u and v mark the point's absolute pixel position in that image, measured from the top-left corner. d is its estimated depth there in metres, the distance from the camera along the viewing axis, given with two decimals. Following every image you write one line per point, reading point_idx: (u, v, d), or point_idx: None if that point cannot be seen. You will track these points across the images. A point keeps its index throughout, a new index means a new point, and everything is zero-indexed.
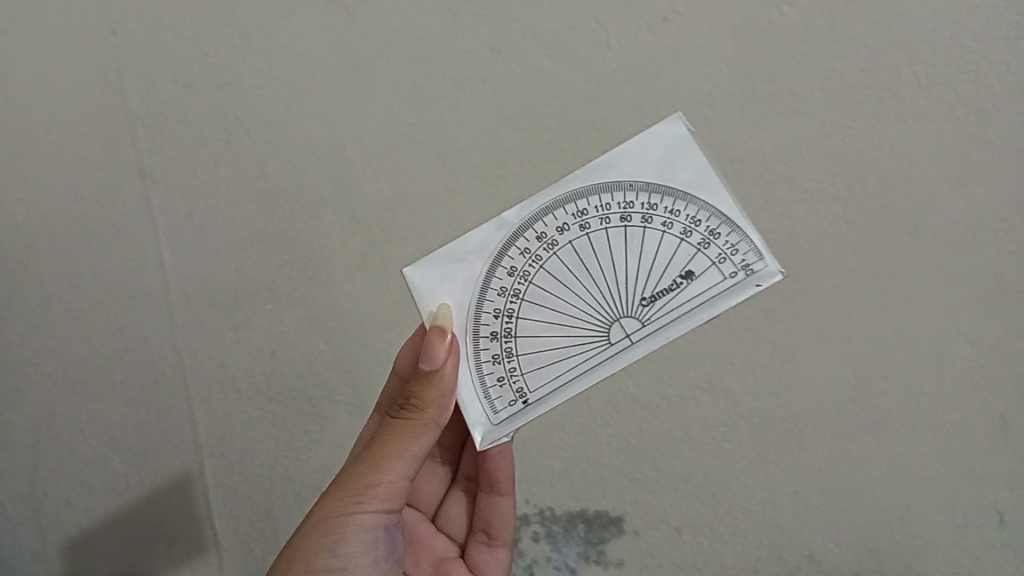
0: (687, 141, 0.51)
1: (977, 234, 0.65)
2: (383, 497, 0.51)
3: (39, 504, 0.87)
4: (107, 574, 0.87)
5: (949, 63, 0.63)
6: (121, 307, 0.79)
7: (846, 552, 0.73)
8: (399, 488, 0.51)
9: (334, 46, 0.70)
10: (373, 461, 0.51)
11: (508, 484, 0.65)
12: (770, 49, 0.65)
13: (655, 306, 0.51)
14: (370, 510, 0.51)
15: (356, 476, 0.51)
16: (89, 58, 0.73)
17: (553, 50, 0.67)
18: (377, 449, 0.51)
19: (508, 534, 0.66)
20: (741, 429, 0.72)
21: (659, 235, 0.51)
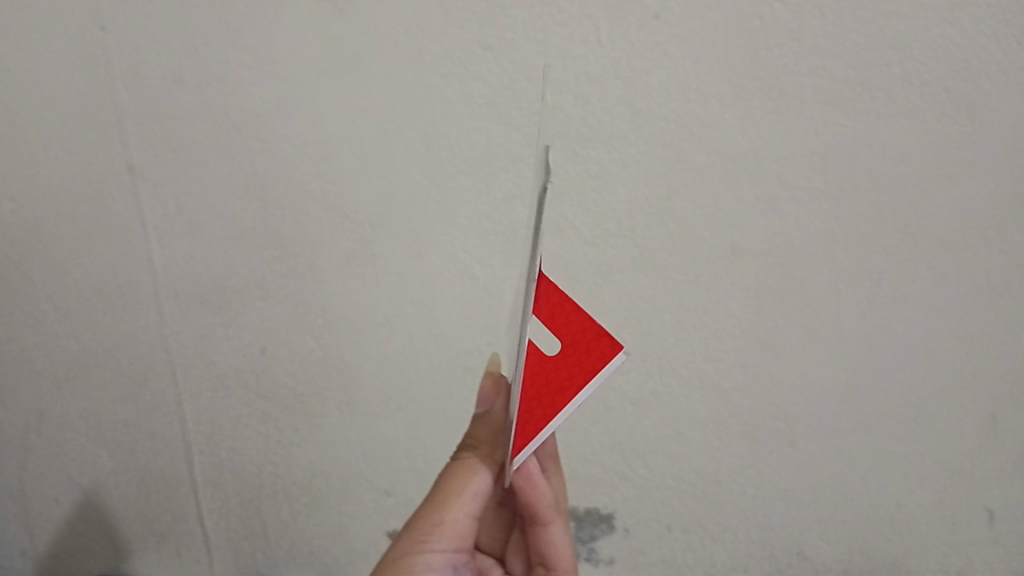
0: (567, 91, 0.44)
1: (966, 233, 0.65)
2: (450, 536, 0.53)
3: (45, 491, 0.89)
4: (121, 556, 0.92)
5: (941, 61, 0.60)
6: (111, 306, 0.79)
7: (834, 549, 0.77)
8: (465, 528, 0.54)
9: (320, 42, 0.66)
10: (438, 504, 0.54)
11: (552, 513, 0.58)
12: (762, 47, 0.61)
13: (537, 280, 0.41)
14: (440, 548, 0.53)
15: (423, 523, 0.54)
16: (60, 52, 0.70)
17: (546, 47, 0.64)
18: (439, 494, 0.55)
19: (568, 560, 0.61)
20: (731, 427, 0.74)
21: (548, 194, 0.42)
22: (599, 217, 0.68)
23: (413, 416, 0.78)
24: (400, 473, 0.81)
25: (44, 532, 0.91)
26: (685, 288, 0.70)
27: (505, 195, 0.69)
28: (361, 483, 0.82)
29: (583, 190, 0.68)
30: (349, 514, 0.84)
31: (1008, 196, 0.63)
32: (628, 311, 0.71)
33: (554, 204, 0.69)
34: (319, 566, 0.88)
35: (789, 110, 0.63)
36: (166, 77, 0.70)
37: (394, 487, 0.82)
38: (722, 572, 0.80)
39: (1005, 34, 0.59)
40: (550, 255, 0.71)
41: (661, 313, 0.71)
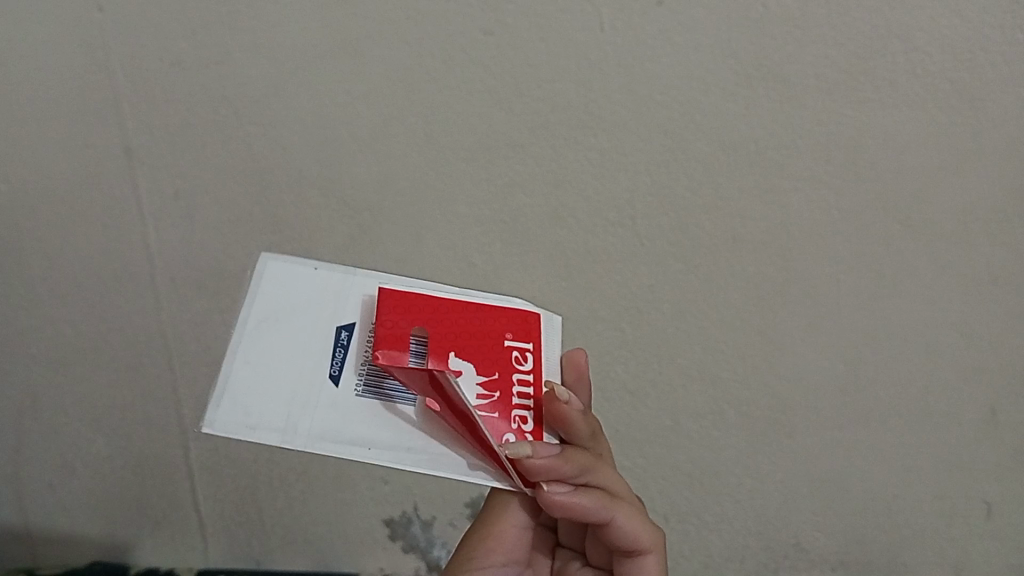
0: (266, 286, 0.48)
1: (969, 226, 0.65)
2: (502, 549, 0.52)
3: (32, 483, 0.87)
4: (110, 548, 0.90)
5: (944, 52, 0.59)
6: (106, 292, 0.78)
7: (831, 540, 0.77)
8: (518, 538, 0.52)
9: (318, 27, 0.66)
10: (490, 519, 0.53)
11: (602, 512, 0.46)
12: (764, 35, 0.61)
13: (349, 428, 0.43)
14: (492, 562, 0.51)
15: (476, 536, 0.52)
16: (55, 32, 0.69)
17: (545, 33, 0.63)
18: (493, 510, 0.53)
19: (649, 539, 0.49)
20: (729, 418, 0.74)
21: (319, 352, 0.45)
22: (601, 206, 0.68)
23: None
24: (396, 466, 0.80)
25: (29, 523, 0.89)
26: (685, 278, 0.69)
27: (505, 182, 0.69)
28: (357, 472, 0.82)
29: (583, 177, 0.67)
30: (344, 502, 0.84)
31: (1010, 190, 0.63)
32: (628, 300, 0.71)
33: (555, 192, 0.68)
34: (315, 554, 0.87)
35: (794, 100, 0.62)
36: (162, 60, 0.69)
37: (390, 476, 0.81)
38: (718, 561, 0.80)
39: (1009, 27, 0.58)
40: (551, 243, 0.70)
41: (661, 302, 0.71)
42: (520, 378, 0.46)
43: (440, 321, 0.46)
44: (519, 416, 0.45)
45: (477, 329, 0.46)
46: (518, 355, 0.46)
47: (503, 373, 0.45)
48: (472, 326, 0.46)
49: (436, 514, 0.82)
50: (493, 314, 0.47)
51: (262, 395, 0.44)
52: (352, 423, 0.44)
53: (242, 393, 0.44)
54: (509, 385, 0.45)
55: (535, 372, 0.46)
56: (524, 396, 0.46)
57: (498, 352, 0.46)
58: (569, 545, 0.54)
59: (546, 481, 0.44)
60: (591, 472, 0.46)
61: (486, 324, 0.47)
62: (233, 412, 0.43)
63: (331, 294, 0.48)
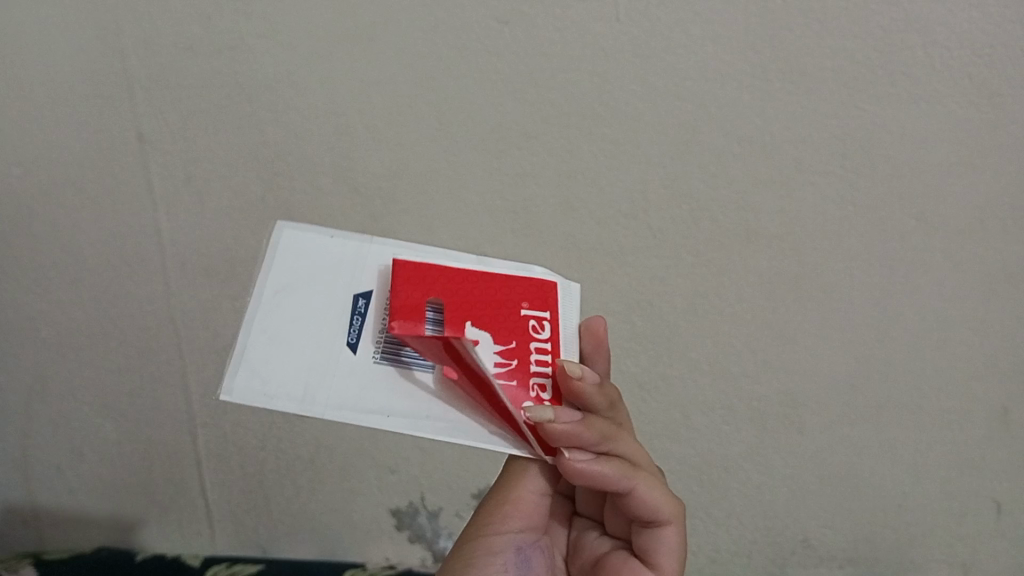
0: (281, 253, 0.47)
1: (981, 223, 0.65)
2: (522, 515, 0.48)
3: (31, 468, 0.86)
4: (101, 539, 0.87)
5: (961, 46, 0.62)
6: (116, 275, 0.77)
7: (841, 539, 0.73)
8: (537, 504, 0.48)
9: (351, 13, 0.68)
10: (507, 481, 0.49)
11: (621, 481, 0.45)
12: (780, 28, 0.63)
13: (365, 397, 0.43)
14: (509, 528, 0.48)
15: (492, 501, 0.49)
16: (87, 15, 0.71)
17: (563, 24, 0.66)
18: (508, 472, 0.49)
19: (669, 510, 0.47)
20: (740, 414, 0.71)
21: (335, 322, 0.44)
22: (613, 197, 0.68)
23: None
24: (406, 452, 0.81)
25: (22, 510, 0.87)
26: (696, 272, 0.69)
27: (517, 173, 0.69)
28: (365, 460, 0.82)
29: (597, 169, 0.68)
30: (351, 491, 0.83)
31: (1015, 183, 0.64)
32: (639, 292, 0.70)
33: (566, 182, 0.68)
34: (318, 546, 0.85)
35: (807, 93, 0.64)
36: (179, 45, 0.70)
37: (399, 464, 0.81)
38: (725, 558, 0.75)
39: (1002, 20, 0.61)
40: (561, 235, 0.69)
41: (673, 296, 0.69)
42: (538, 347, 0.44)
43: (457, 289, 0.45)
44: (538, 383, 0.44)
45: (493, 296, 0.45)
46: (535, 325, 0.45)
47: (520, 341, 0.44)
48: (490, 295, 0.45)
49: (442, 505, 0.82)
50: (509, 282, 0.46)
51: (278, 364, 0.43)
52: (371, 389, 0.43)
53: (260, 363, 0.43)
54: (525, 354, 0.44)
55: (552, 340, 0.45)
56: (543, 364, 0.44)
57: (515, 320, 0.45)
58: (585, 513, 0.52)
59: (566, 449, 0.43)
60: (612, 440, 0.45)
61: (501, 291, 0.45)
62: (251, 381, 0.43)
63: (344, 265, 0.46)
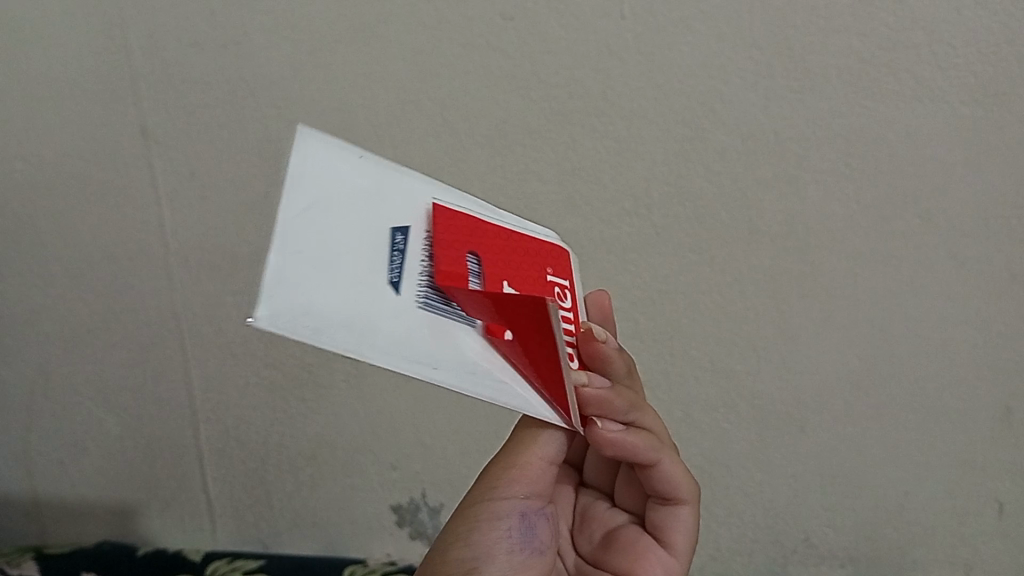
0: (299, 165, 0.36)
1: (988, 222, 0.64)
2: (529, 481, 0.47)
3: (40, 459, 0.87)
4: (111, 527, 0.90)
5: (970, 45, 0.59)
6: (120, 271, 0.77)
7: (841, 536, 0.77)
8: (544, 472, 0.47)
9: (341, 7, 0.65)
10: (516, 446, 0.47)
11: (650, 453, 0.48)
12: (787, 25, 0.60)
13: (416, 342, 0.35)
14: (513, 494, 0.47)
15: (500, 464, 0.48)
16: (77, 7, 0.69)
17: (565, 19, 0.63)
18: (519, 434, 0.48)
19: (686, 490, 0.51)
20: (741, 411, 0.73)
21: (375, 256, 0.36)
22: (616, 194, 0.67)
23: (422, 391, 0.77)
24: (407, 450, 0.80)
25: (33, 498, 0.89)
26: (699, 270, 0.69)
27: (520, 169, 0.68)
28: (366, 456, 0.81)
29: (600, 166, 0.67)
30: (353, 487, 0.83)
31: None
32: (641, 290, 0.70)
33: (569, 179, 0.68)
34: (324, 539, 0.86)
35: (812, 91, 0.62)
36: (180, 40, 0.68)
37: (399, 461, 0.81)
38: (727, 556, 0.79)
39: (1008, 20, 0.58)
40: (564, 232, 0.69)
41: (674, 294, 0.70)
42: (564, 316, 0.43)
43: (488, 246, 0.41)
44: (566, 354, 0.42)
45: (520, 260, 0.42)
46: (560, 292, 0.43)
47: None
48: (518, 257, 0.42)
49: (443, 502, 0.81)
50: (531, 247, 0.43)
51: (318, 292, 0.33)
52: (424, 338, 0.35)
53: (290, 292, 0.33)
54: None
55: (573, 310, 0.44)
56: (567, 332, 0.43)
57: (544, 288, 0.42)
58: (592, 484, 0.56)
59: (598, 417, 0.45)
60: (641, 411, 0.48)
61: (526, 256, 0.42)
62: (288, 313, 0.32)
63: (375, 195, 0.38)
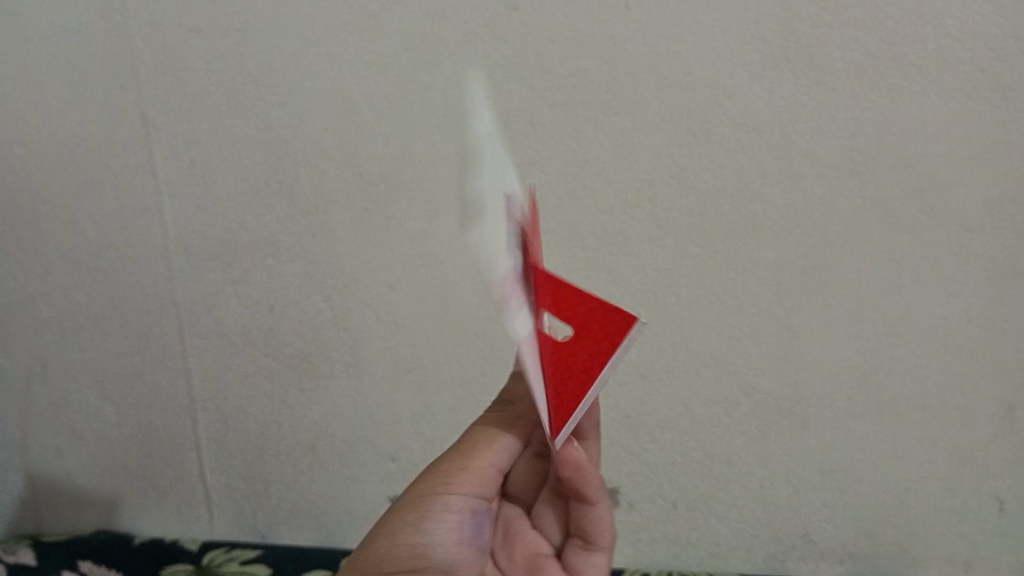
0: None
1: (993, 218, 0.64)
2: (476, 481, 0.50)
3: (35, 447, 0.87)
4: (104, 517, 0.89)
5: (974, 39, 0.60)
6: (119, 258, 0.77)
7: (842, 534, 0.76)
8: (492, 476, 0.51)
9: None
10: (471, 447, 0.51)
11: (596, 494, 0.52)
12: (791, 17, 0.61)
13: None
14: (460, 492, 0.50)
15: (449, 462, 0.51)
16: None
17: (571, 9, 0.63)
18: (478, 435, 0.52)
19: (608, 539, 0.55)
20: (743, 406, 0.73)
21: None
22: (618, 186, 0.67)
23: (422, 382, 0.77)
24: (406, 442, 0.80)
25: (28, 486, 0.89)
26: (702, 263, 0.68)
27: (523, 160, 0.67)
28: (364, 447, 0.81)
29: (604, 158, 0.66)
30: (351, 478, 0.82)
31: None
32: (644, 282, 0.69)
33: (572, 170, 0.67)
34: (319, 531, 0.85)
35: (818, 83, 0.62)
36: (184, 27, 0.68)
37: (399, 452, 0.80)
38: (726, 553, 0.78)
39: (1010, 12, 0.59)
40: (566, 223, 0.69)
41: (676, 288, 0.69)
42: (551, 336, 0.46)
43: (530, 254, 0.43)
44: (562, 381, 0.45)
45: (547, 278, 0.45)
46: None
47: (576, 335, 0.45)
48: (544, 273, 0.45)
49: None
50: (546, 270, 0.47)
51: None
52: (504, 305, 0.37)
53: None
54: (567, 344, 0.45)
55: None
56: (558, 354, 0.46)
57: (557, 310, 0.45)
58: (514, 497, 0.58)
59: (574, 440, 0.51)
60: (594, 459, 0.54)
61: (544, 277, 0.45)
62: None
63: None
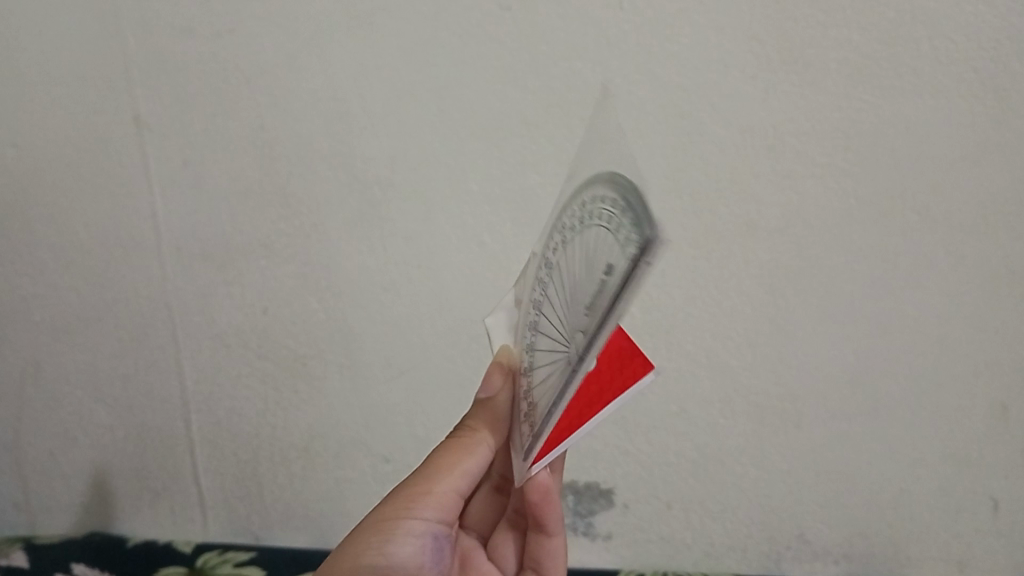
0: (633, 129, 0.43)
1: (986, 218, 0.64)
2: (437, 506, 0.54)
3: (27, 449, 0.87)
4: (98, 518, 0.89)
5: (969, 40, 0.59)
6: (112, 259, 0.77)
7: (836, 533, 0.76)
8: (449, 500, 0.54)
9: None
10: (433, 472, 0.54)
11: (557, 527, 0.60)
12: (786, 17, 0.60)
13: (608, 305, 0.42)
14: (423, 517, 0.53)
15: (414, 487, 0.54)
16: None
17: (565, 10, 0.62)
18: (440, 459, 0.55)
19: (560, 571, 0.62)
20: (737, 406, 0.73)
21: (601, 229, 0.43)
22: None
23: (416, 382, 0.77)
24: (401, 442, 0.80)
25: (20, 488, 0.89)
26: (696, 263, 0.68)
27: (518, 160, 0.67)
28: (359, 449, 0.81)
29: None
30: (346, 479, 0.82)
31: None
32: None
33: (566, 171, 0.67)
34: (315, 531, 0.86)
35: (813, 84, 0.62)
36: (175, 28, 0.68)
37: (393, 454, 0.80)
38: (719, 552, 0.79)
39: (1008, 13, 0.58)
40: None
41: (671, 287, 0.69)
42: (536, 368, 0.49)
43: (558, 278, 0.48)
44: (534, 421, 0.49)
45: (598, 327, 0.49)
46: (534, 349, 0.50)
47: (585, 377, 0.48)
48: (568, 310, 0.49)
49: None
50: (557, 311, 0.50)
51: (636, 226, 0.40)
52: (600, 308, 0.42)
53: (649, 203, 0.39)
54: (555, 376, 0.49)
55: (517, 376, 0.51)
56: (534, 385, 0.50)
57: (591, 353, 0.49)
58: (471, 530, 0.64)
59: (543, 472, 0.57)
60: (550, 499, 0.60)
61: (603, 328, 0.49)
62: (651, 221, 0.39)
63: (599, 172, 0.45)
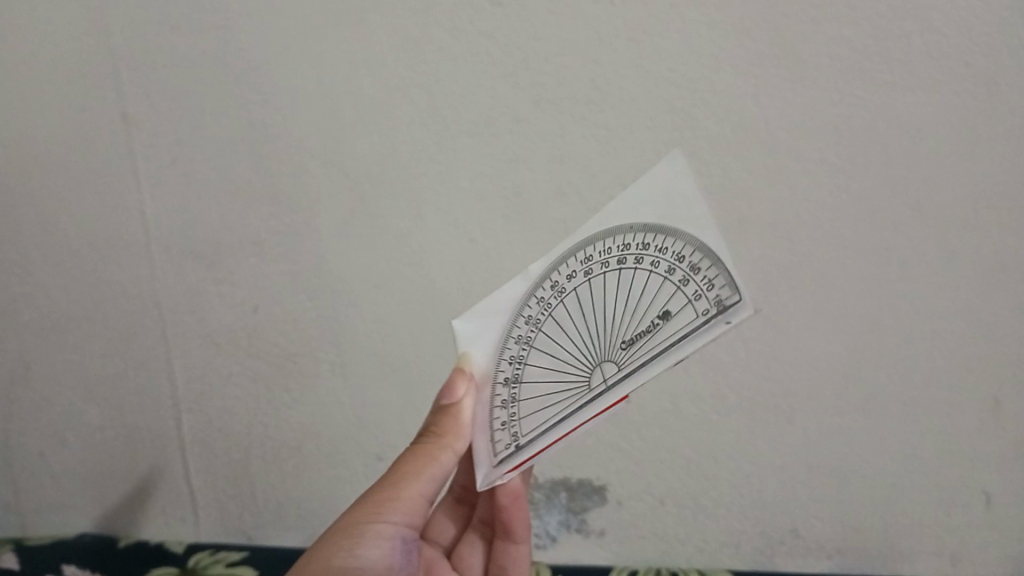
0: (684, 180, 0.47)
1: (978, 212, 0.64)
2: (405, 510, 0.51)
3: (21, 446, 0.87)
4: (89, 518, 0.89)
5: (961, 34, 0.59)
6: (102, 258, 0.77)
7: (829, 527, 0.76)
8: (417, 505, 0.52)
9: None
10: (400, 476, 0.52)
11: (525, 532, 0.61)
12: (777, 12, 0.60)
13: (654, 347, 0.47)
14: (392, 521, 0.50)
15: (379, 492, 0.52)
16: None
17: (555, 6, 0.62)
18: (407, 463, 0.52)
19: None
20: (730, 402, 0.73)
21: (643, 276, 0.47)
22: (604, 183, 0.66)
23: (407, 382, 0.76)
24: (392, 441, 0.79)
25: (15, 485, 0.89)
26: None
27: (508, 157, 0.67)
28: (349, 449, 0.80)
29: (589, 155, 0.66)
30: (336, 479, 0.82)
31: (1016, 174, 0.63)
32: None
33: (557, 167, 0.67)
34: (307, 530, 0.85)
35: (804, 79, 0.62)
36: (164, 25, 0.67)
37: (385, 451, 0.79)
38: (712, 548, 0.79)
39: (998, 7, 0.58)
40: (552, 221, 0.68)
41: None
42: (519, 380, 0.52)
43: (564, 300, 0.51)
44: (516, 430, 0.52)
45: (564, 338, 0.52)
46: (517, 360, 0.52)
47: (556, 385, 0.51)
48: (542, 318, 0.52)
49: None
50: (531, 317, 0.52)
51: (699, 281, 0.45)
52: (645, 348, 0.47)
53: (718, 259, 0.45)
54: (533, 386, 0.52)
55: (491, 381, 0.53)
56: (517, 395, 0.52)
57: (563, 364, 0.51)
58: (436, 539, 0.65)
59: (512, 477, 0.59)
60: None
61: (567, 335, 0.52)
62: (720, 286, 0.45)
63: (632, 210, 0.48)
